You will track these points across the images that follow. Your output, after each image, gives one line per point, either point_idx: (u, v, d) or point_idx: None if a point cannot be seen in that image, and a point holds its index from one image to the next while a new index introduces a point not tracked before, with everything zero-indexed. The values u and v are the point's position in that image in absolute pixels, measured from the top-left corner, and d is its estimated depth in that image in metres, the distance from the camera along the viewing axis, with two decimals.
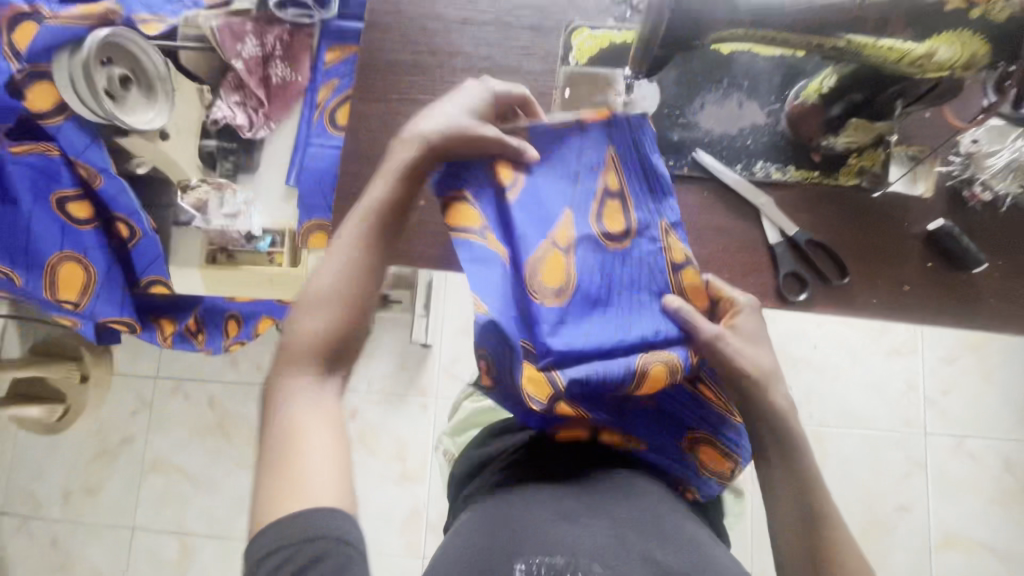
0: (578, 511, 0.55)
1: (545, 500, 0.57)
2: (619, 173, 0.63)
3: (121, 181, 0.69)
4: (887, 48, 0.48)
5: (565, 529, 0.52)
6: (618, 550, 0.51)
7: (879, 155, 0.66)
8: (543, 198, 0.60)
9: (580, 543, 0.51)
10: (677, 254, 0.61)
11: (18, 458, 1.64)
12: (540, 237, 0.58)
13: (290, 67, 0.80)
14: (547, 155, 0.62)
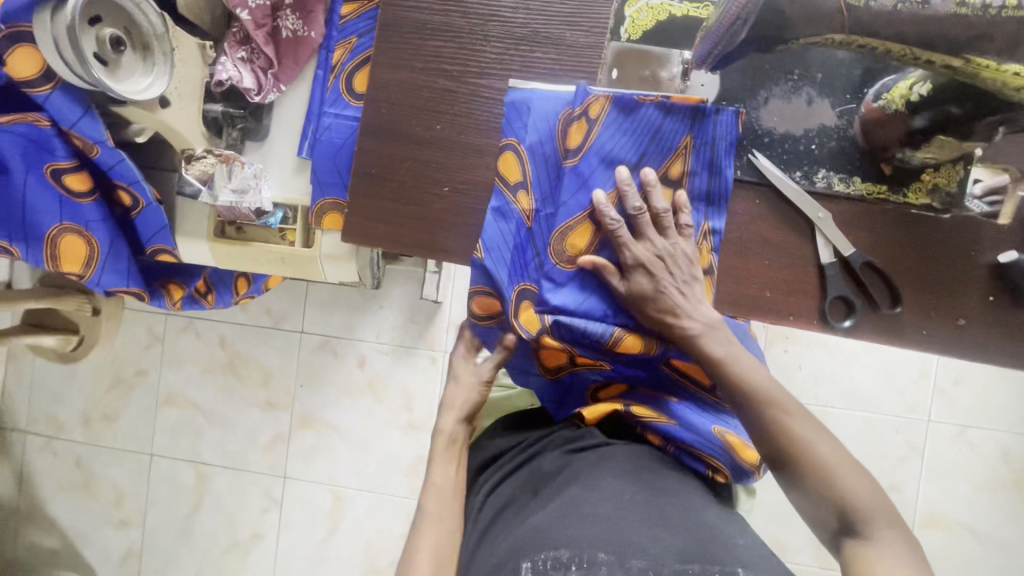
0: (586, 503, 0.50)
1: (557, 489, 0.53)
2: (684, 165, 0.61)
3: (119, 153, 0.64)
4: (1011, 73, 0.41)
5: (571, 521, 0.48)
6: (630, 541, 0.46)
7: (957, 172, 0.59)
8: (603, 168, 0.61)
9: (574, 534, 0.47)
10: (704, 257, 0.62)
11: (38, 382, 1.69)
12: (583, 206, 0.61)
13: (300, 20, 0.71)
14: (625, 122, 0.60)
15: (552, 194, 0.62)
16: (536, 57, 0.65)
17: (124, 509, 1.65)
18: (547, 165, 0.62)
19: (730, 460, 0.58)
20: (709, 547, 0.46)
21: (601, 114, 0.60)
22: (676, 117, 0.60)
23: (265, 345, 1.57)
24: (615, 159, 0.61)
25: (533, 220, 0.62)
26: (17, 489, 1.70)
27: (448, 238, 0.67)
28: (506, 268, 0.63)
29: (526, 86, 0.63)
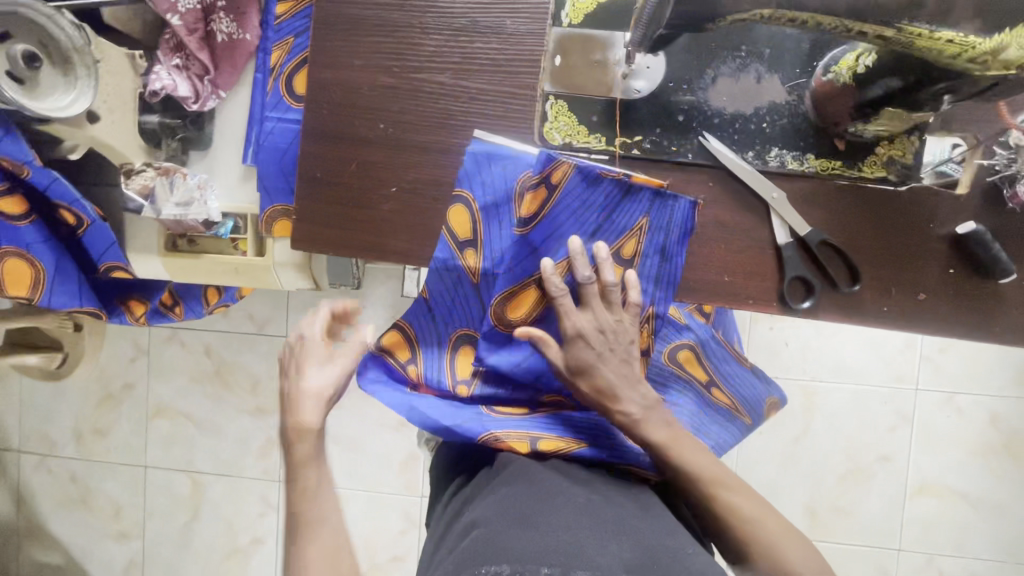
0: (535, 508, 0.50)
1: (505, 502, 0.51)
2: (636, 245, 0.61)
3: (50, 171, 0.64)
4: (945, 40, 0.40)
5: (516, 535, 0.47)
6: (577, 548, 0.45)
7: (912, 142, 0.58)
8: (553, 236, 0.61)
9: (528, 544, 0.46)
10: (642, 339, 0.63)
11: (27, 401, 1.68)
12: (531, 272, 0.62)
13: (235, 22, 0.69)
14: (584, 194, 0.60)
15: (500, 257, 0.62)
16: (477, 47, 0.63)
17: (123, 522, 1.66)
18: (499, 227, 0.62)
19: (649, 461, 0.60)
20: (657, 560, 0.46)
21: (561, 182, 0.59)
22: (636, 196, 0.60)
23: (250, 351, 1.56)
24: (569, 230, 0.61)
25: (480, 280, 0.63)
26: (17, 508, 1.71)
27: (398, 240, 0.66)
28: (444, 310, 0.64)
29: (491, 140, 0.62)
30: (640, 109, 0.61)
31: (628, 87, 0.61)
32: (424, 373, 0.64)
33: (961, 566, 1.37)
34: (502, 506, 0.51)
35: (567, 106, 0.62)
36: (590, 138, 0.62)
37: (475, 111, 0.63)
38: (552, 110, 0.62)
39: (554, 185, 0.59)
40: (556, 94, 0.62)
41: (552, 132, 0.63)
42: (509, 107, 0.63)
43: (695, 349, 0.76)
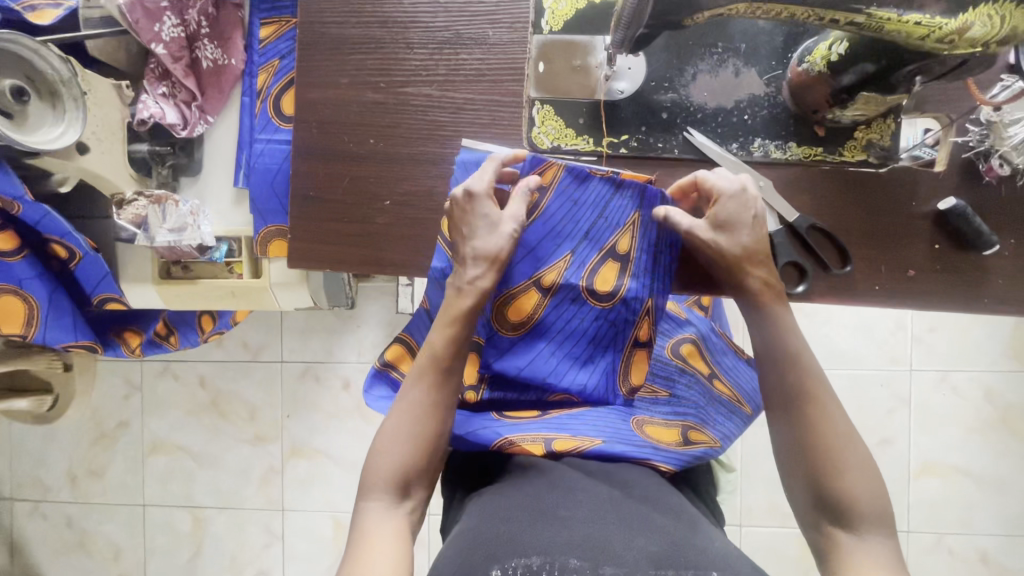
0: (556, 503, 0.50)
1: (528, 500, 0.52)
2: (631, 239, 0.63)
3: (41, 206, 0.64)
4: (913, 23, 0.42)
5: (543, 530, 0.47)
6: (603, 544, 0.46)
7: (888, 126, 0.60)
8: (547, 236, 0.63)
9: (555, 540, 0.46)
10: (642, 330, 0.64)
11: (18, 447, 1.64)
12: (527, 274, 0.63)
13: (220, 48, 0.71)
14: (575, 191, 0.62)
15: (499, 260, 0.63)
16: (462, 58, 0.64)
17: (123, 564, 1.61)
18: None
19: (665, 452, 0.61)
20: (683, 551, 0.46)
21: (551, 183, 0.62)
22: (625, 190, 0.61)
23: (246, 379, 1.54)
24: (563, 224, 0.63)
25: None
26: (11, 558, 1.65)
27: (396, 251, 0.66)
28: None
29: (481, 147, 0.64)
30: (625, 109, 0.63)
31: (610, 88, 0.62)
32: None
33: (971, 543, 1.38)
34: (525, 504, 0.51)
35: (553, 110, 0.63)
36: (579, 140, 0.64)
37: (464, 120, 0.65)
38: (539, 115, 0.64)
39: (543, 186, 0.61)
40: (542, 100, 0.63)
41: (540, 137, 0.64)
42: (496, 114, 0.64)
43: (698, 343, 0.78)
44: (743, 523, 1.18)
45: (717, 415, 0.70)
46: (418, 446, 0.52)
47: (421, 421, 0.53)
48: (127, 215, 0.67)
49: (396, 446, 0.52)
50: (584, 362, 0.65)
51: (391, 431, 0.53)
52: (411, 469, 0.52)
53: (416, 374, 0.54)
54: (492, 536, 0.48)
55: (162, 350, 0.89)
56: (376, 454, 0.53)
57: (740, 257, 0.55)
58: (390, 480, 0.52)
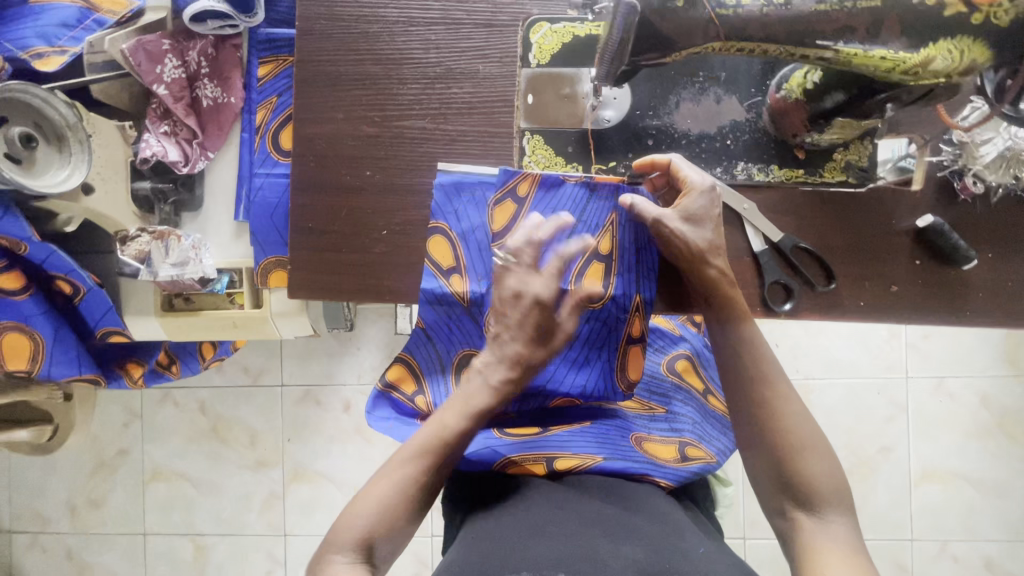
0: (547, 521, 0.51)
1: (520, 519, 0.53)
2: (612, 239, 0.65)
3: (48, 245, 0.66)
4: (878, 57, 0.44)
5: (532, 548, 0.48)
6: (591, 557, 0.47)
7: (865, 147, 0.62)
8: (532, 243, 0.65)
9: (544, 555, 0.47)
10: (634, 326, 0.66)
11: (17, 478, 1.63)
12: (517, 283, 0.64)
13: (219, 87, 0.74)
14: (551, 201, 0.64)
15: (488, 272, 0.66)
16: (454, 92, 0.67)
17: None
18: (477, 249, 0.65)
19: (663, 468, 0.62)
20: (669, 562, 0.47)
21: (529, 193, 0.64)
22: (602, 196, 0.64)
23: (247, 404, 1.55)
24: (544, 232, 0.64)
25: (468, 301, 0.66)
26: None
27: (395, 279, 0.68)
28: (442, 336, 0.67)
29: (457, 169, 0.66)
30: (612, 137, 0.65)
31: (598, 117, 0.65)
32: (432, 400, 0.67)
33: (975, 549, 1.38)
34: (515, 525, 0.52)
35: (543, 139, 0.66)
36: (568, 167, 0.66)
37: (457, 151, 0.67)
38: (529, 145, 0.66)
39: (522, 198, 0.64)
40: (531, 130, 0.66)
41: (530, 165, 0.66)
42: (488, 144, 0.67)
43: (692, 359, 0.80)
44: (746, 535, 1.18)
45: (713, 430, 0.71)
46: (389, 520, 0.53)
47: (402, 493, 0.54)
48: (133, 249, 0.68)
49: (371, 511, 0.53)
50: (580, 364, 0.67)
51: (371, 491, 0.54)
52: (377, 536, 0.53)
53: (413, 447, 0.55)
54: (483, 554, 0.49)
55: (163, 380, 0.90)
56: (352, 510, 0.54)
57: (700, 251, 0.58)
58: (355, 542, 0.52)
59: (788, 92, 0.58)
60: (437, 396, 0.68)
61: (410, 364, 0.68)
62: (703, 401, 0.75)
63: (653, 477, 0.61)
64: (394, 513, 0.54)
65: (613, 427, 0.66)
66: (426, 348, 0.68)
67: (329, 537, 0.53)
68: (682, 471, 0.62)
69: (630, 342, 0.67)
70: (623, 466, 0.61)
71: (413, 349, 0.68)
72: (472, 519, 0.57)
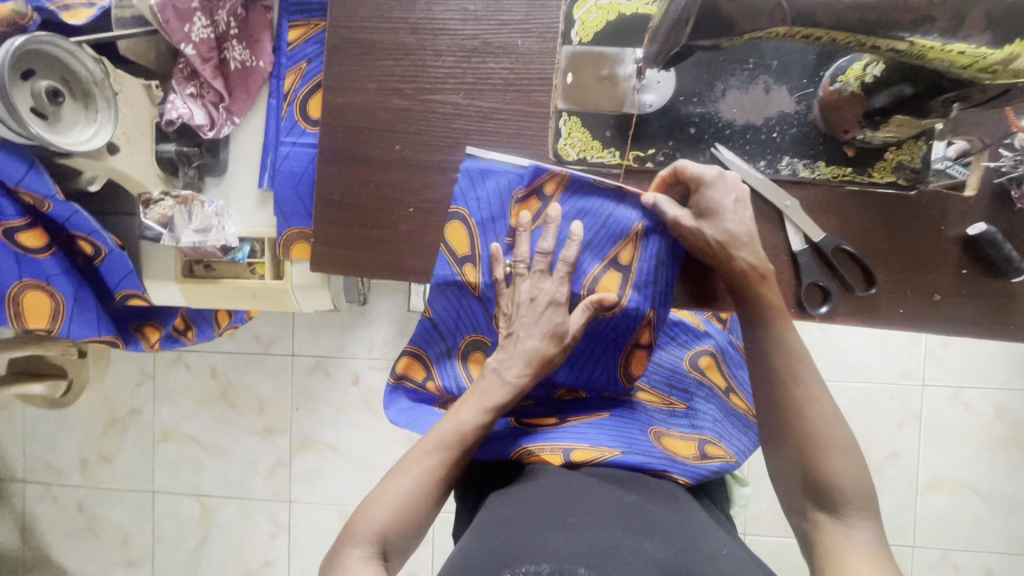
0: (565, 512, 0.50)
1: (536, 509, 0.51)
2: (633, 250, 0.63)
3: (71, 205, 0.65)
4: (956, 52, 0.41)
5: (553, 535, 0.47)
6: (612, 549, 0.45)
7: (920, 147, 0.59)
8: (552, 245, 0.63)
9: (564, 546, 0.45)
10: (642, 336, 0.65)
11: (31, 429, 1.67)
12: None
13: (248, 50, 0.72)
14: (577, 200, 0.62)
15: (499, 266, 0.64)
16: (490, 68, 0.64)
17: (132, 549, 1.64)
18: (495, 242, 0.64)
19: (681, 465, 0.60)
20: (691, 560, 0.46)
21: (556, 192, 0.62)
22: (629, 205, 0.62)
23: (258, 371, 1.55)
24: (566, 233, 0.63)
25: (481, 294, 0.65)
26: (21, 539, 1.68)
27: (417, 260, 0.66)
28: (450, 326, 0.67)
29: (487, 156, 0.63)
30: (653, 123, 0.62)
31: (640, 102, 0.62)
32: (443, 384, 0.68)
33: (975, 560, 1.37)
34: (534, 512, 0.51)
35: (580, 122, 0.63)
36: (604, 153, 0.64)
37: (489, 129, 0.65)
38: (566, 127, 0.63)
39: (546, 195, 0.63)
40: (568, 111, 0.63)
41: (566, 149, 0.64)
42: (522, 124, 0.64)
43: (716, 356, 0.78)
44: (749, 531, 1.18)
45: (734, 430, 0.70)
46: (408, 518, 0.53)
47: (418, 492, 0.53)
48: (156, 211, 0.68)
49: (388, 507, 0.52)
50: (586, 354, 0.67)
51: (390, 486, 0.53)
52: (395, 532, 0.52)
53: (430, 447, 0.55)
54: (500, 545, 0.47)
55: (178, 344, 0.90)
56: (370, 506, 0.53)
57: (722, 246, 0.57)
58: (373, 538, 0.51)
59: (842, 86, 0.55)
60: (448, 383, 0.68)
61: (420, 355, 0.68)
62: (723, 399, 0.74)
63: (670, 473, 0.60)
64: (412, 510, 0.53)
65: (631, 419, 0.66)
66: (436, 337, 0.68)
67: (346, 531, 0.53)
68: (700, 467, 0.61)
69: (636, 346, 0.66)
70: (639, 458, 0.59)
71: (422, 341, 0.68)
72: (486, 505, 0.56)
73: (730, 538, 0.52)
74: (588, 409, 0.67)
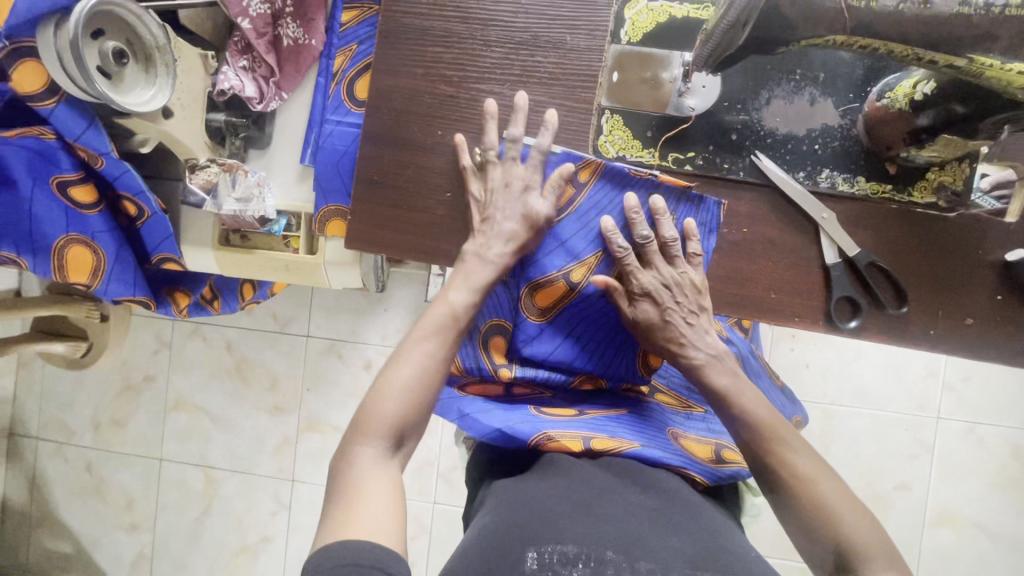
0: (590, 499, 0.51)
1: (559, 493, 0.52)
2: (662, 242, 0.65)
3: (123, 163, 0.68)
4: (1014, 72, 0.42)
5: (579, 519, 0.49)
6: (638, 539, 0.47)
7: (962, 170, 0.59)
8: (580, 231, 0.64)
9: (590, 532, 0.47)
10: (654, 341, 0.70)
11: (48, 388, 1.70)
12: (559, 265, 0.64)
13: (301, 28, 0.73)
14: (612, 189, 0.63)
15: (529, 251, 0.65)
16: (537, 61, 0.65)
17: (135, 514, 1.66)
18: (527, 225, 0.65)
19: (700, 465, 0.61)
20: (717, 556, 0.47)
21: (590, 179, 0.63)
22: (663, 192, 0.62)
23: (271, 349, 1.57)
24: (594, 227, 0.64)
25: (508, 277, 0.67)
26: (29, 495, 1.72)
27: (446, 242, 0.67)
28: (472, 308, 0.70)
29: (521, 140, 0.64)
30: (696, 126, 0.63)
31: (682, 104, 0.62)
32: (464, 365, 0.71)
33: None
34: (560, 494, 0.52)
35: (622, 120, 0.64)
36: (644, 152, 0.64)
37: (530, 121, 0.65)
38: (607, 124, 0.64)
39: (580, 184, 0.63)
40: (611, 108, 0.64)
41: (605, 145, 0.65)
42: (565, 119, 0.65)
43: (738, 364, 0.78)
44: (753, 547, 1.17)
45: None
46: (417, 402, 0.53)
47: (422, 376, 0.54)
48: (201, 175, 0.71)
49: (395, 397, 0.52)
50: (606, 347, 0.68)
51: (393, 378, 0.53)
52: (405, 421, 0.52)
53: (427, 331, 0.56)
54: (522, 523, 0.49)
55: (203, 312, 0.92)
56: (373, 402, 0.52)
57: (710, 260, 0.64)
58: (383, 433, 0.51)
59: (890, 100, 0.55)
60: (467, 363, 0.71)
61: None
62: None
63: (690, 473, 0.60)
64: (420, 395, 0.53)
65: (649, 419, 0.67)
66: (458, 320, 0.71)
67: (352, 431, 0.52)
68: (719, 471, 0.62)
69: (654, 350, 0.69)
70: (660, 454, 0.60)
71: None
72: (501, 489, 0.57)
73: (745, 540, 0.53)
74: (609, 405, 0.68)
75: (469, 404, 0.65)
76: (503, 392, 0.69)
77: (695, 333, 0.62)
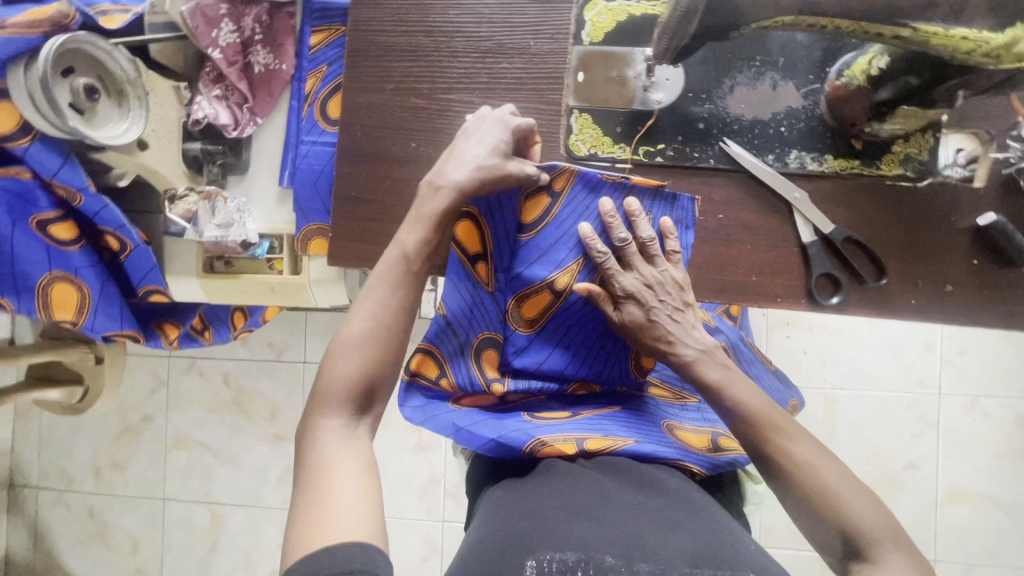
0: (589, 506, 0.50)
1: (557, 500, 0.52)
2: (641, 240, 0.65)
3: (101, 198, 0.70)
4: (961, 37, 0.43)
5: (577, 525, 0.48)
6: (639, 544, 0.46)
7: (927, 140, 0.60)
8: (560, 238, 0.65)
9: (588, 538, 0.46)
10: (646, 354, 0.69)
11: (46, 436, 1.69)
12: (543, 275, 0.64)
13: (272, 53, 0.75)
14: (587, 194, 0.64)
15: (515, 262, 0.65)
16: (503, 68, 0.66)
17: (140, 557, 1.63)
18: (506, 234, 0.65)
19: (695, 456, 0.62)
20: (719, 553, 0.47)
21: (565, 187, 0.64)
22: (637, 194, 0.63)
23: (269, 378, 1.57)
24: (573, 232, 0.64)
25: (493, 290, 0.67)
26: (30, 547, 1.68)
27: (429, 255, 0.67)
28: (462, 323, 0.67)
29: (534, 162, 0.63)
30: (663, 119, 0.64)
31: (648, 98, 0.64)
32: (456, 381, 0.66)
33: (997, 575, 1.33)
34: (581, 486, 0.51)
35: (591, 118, 0.65)
36: (615, 148, 0.65)
37: None
38: (577, 123, 0.65)
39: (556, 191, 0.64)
40: (579, 108, 0.65)
41: (577, 144, 0.66)
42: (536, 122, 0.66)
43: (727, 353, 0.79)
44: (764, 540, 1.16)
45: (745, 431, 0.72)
46: (378, 351, 0.52)
47: (381, 327, 0.53)
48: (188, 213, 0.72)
49: (359, 351, 0.52)
50: (596, 352, 0.67)
51: (350, 334, 0.52)
52: (365, 376, 0.51)
53: (383, 279, 0.54)
54: (522, 535, 0.48)
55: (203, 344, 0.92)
56: (334, 361, 0.52)
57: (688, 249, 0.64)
58: (346, 396, 0.51)
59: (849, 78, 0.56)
60: (460, 378, 0.66)
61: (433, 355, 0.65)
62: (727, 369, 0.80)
63: (686, 465, 0.61)
64: (383, 350, 0.52)
65: (642, 417, 0.67)
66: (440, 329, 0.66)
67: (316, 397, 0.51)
68: (714, 463, 0.62)
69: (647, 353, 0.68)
70: (657, 452, 0.60)
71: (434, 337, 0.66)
72: (500, 499, 0.57)
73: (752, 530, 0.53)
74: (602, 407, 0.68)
75: (463, 418, 0.63)
76: (495, 403, 0.67)
77: (681, 330, 0.61)
